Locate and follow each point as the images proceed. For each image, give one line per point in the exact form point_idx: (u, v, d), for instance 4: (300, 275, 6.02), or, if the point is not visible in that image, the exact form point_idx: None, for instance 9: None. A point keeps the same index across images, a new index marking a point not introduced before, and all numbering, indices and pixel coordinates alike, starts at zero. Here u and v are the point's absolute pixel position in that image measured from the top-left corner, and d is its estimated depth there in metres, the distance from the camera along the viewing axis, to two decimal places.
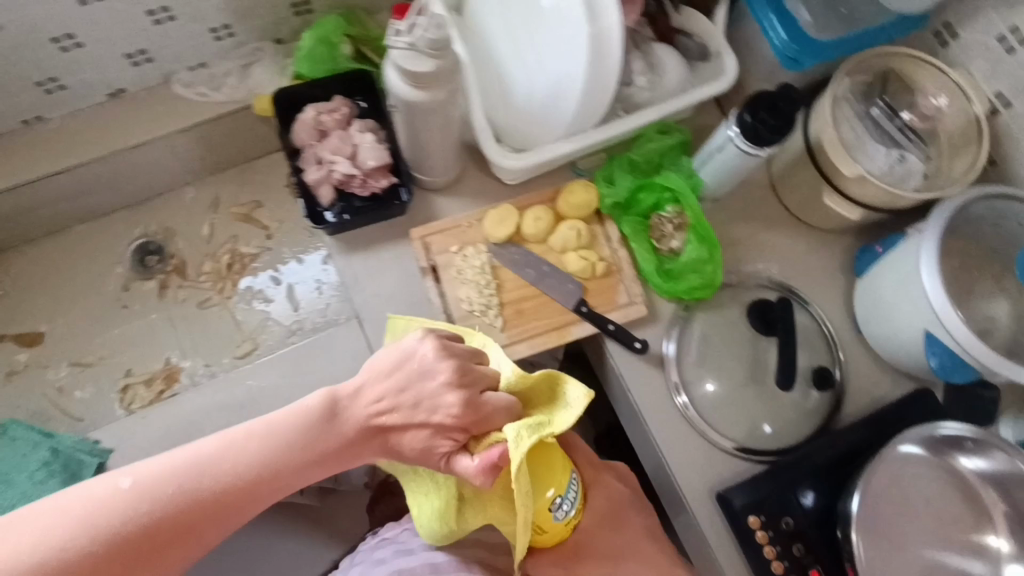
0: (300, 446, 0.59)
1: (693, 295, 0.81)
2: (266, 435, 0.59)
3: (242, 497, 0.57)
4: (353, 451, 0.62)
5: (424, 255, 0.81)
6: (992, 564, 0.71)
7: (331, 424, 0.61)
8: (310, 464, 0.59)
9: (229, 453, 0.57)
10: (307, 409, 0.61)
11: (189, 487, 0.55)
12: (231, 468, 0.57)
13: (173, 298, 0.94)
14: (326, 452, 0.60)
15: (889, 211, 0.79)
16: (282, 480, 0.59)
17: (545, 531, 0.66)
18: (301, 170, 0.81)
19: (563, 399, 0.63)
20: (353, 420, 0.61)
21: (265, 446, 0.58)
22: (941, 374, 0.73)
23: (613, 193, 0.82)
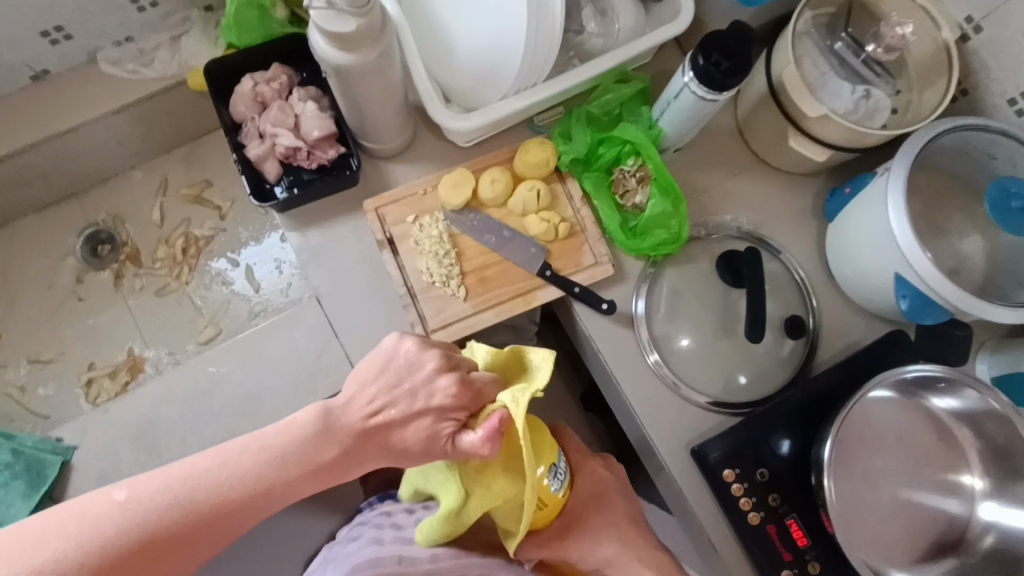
0: (293, 456, 0.54)
1: (659, 251, 0.79)
2: (259, 447, 0.54)
3: (232, 513, 0.53)
4: (351, 458, 0.56)
5: (380, 227, 0.78)
6: (966, 501, 0.71)
7: (329, 430, 0.56)
8: (303, 476, 0.55)
9: (217, 467, 0.53)
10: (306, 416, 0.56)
11: (183, 499, 0.52)
12: (221, 484, 0.53)
13: (130, 287, 0.98)
14: (322, 463, 0.55)
15: (858, 150, 0.76)
16: (274, 493, 0.54)
17: (544, 508, 0.65)
18: (244, 145, 0.79)
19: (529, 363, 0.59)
20: (348, 427, 0.56)
21: (257, 457, 0.54)
22: (912, 315, 0.72)
23: (571, 150, 0.79)
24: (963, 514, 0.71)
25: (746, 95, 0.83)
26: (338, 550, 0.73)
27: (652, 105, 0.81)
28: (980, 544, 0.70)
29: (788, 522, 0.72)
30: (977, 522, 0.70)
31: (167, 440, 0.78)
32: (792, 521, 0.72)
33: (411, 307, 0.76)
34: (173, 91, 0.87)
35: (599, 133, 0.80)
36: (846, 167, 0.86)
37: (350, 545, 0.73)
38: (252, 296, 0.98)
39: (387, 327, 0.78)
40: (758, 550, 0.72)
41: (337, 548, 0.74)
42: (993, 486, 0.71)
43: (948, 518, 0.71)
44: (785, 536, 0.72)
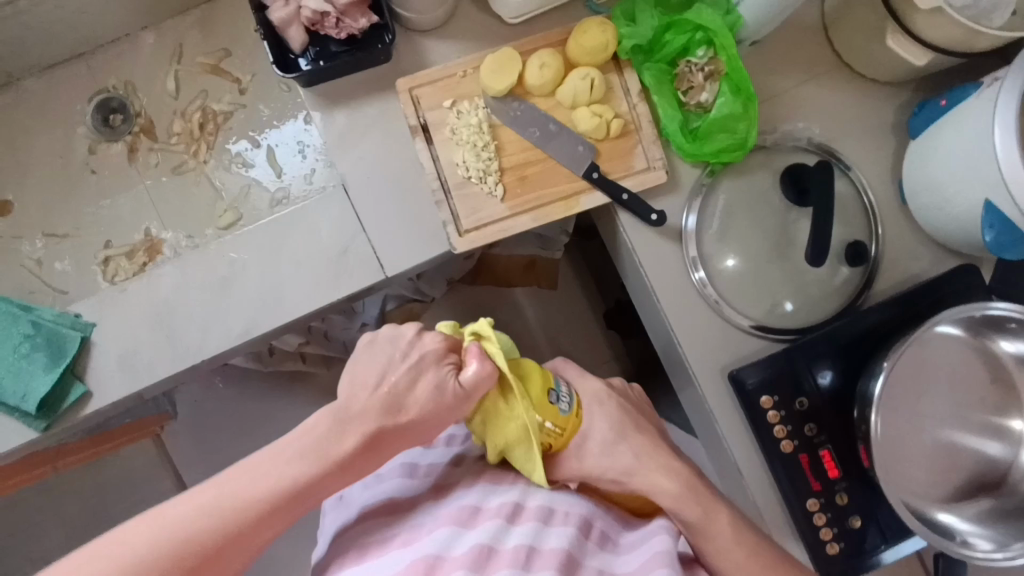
0: (311, 455, 0.56)
1: (720, 159, 0.72)
2: (280, 451, 0.56)
3: (261, 526, 0.54)
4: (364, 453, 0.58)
5: (414, 111, 0.70)
6: (1012, 445, 0.68)
7: (339, 431, 0.57)
8: (331, 469, 0.56)
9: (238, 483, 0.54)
10: (317, 428, 0.57)
11: (216, 512, 0.52)
12: (242, 498, 0.53)
13: (145, 163, 0.93)
14: (344, 454, 0.57)
15: (966, 56, 0.66)
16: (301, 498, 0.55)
17: (560, 433, 0.62)
18: (266, 7, 0.70)
19: None
20: (361, 419, 0.58)
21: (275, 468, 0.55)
22: (993, 249, 0.65)
23: (633, 34, 0.70)
24: (1006, 458, 0.68)
25: None
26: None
27: None
28: (1021, 488, 0.67)
29: (821, 452, 0.70)
30: (1019, 467, 0.67)
31: (187, 331, 0.74)
32: (825, 451, 0.70)
33: (443, 204, 0.70)
34: None
35: (666, 16, 0.70)
36: (940, 77, 0.76)
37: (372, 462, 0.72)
38: (274, 183, 0.92)
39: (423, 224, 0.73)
40: (787, 478, 0.70)
41: None
42: None
43: (988, 462, 0.69)
44: (817, 467, 0.70)
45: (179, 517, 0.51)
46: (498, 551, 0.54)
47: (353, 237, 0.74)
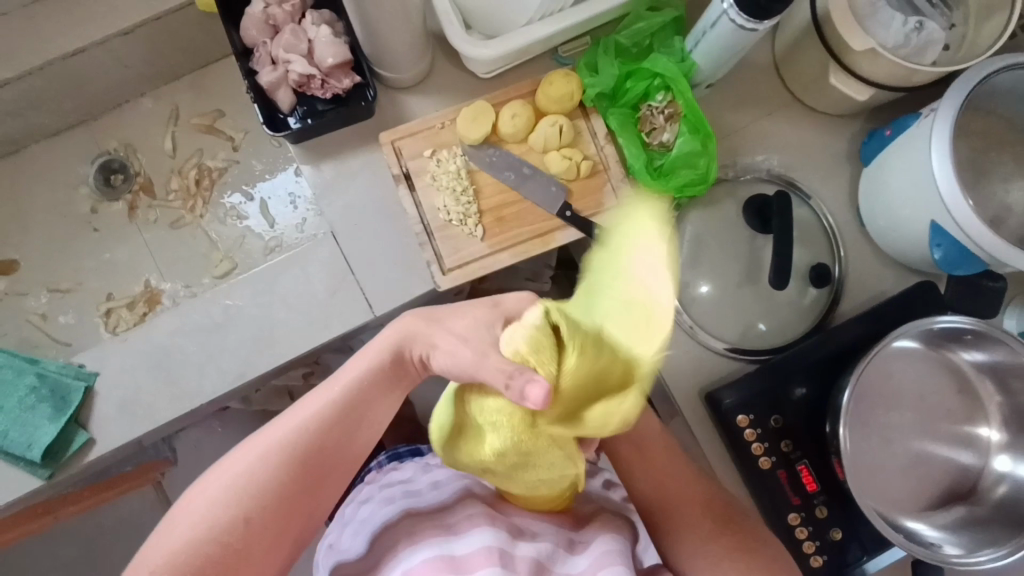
0: (345, 400, 0.59)
1: (685, 193, 0.76)
2: (316, 404, 0.60)
3: (313, 474, 0.59)
4: (381, 390, 0.61)
5: (396, 161, 0.75)
6: (981, 453, 0.71)
7: (353, 380, 0.60)
8: (356, 406, 0.60)
9: (275, 439, 0.58)
10: (334, 380, 0.61)
11: (275, 460, 0.57)
12: (283, 452, 0.58)
13: (144, 218, 0.98)
14: (369, 390, 0.60)
15: (904, 90, 0.72)
16: (341, 444, 0.60)
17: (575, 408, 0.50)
18: (255, 72, 0.75)
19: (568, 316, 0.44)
20: (381, 359, 0.60)
21: (305, 421, 0.59)
22: (944, 266, 0.69)
23: (597, 83, 0.75)
24: (977, 465, 0.71)
25: (788, 27, 0.77)
26: (353, 513, 0.79)
27: (685, 36, 0.76)
28: (992, 494, 0.70)
29: (798, 467, 0.73)
30: (990, 473, 0.71)
31: (184, 373, 0.77)
32: (802, 466, 0.73)
33: (426, 246, 0.75)
34: (180, 11, 0.83)
35: (626, 65, 0.76)
36: (887, 108, 0.82)
37: (362, 509, 0.77)
38: (267, 233, 0.96)
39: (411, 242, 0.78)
40: (767, 493, 0.73)
41: (351, 510, 0.80)
42: (1011, 440, 0.70)
43: (959, 469, 0.71)
44: (795, 481, 0.73)
45: (235, 473, 0.57)
46: (462, 561, 0.61)
47: (343, 277, 0.78)
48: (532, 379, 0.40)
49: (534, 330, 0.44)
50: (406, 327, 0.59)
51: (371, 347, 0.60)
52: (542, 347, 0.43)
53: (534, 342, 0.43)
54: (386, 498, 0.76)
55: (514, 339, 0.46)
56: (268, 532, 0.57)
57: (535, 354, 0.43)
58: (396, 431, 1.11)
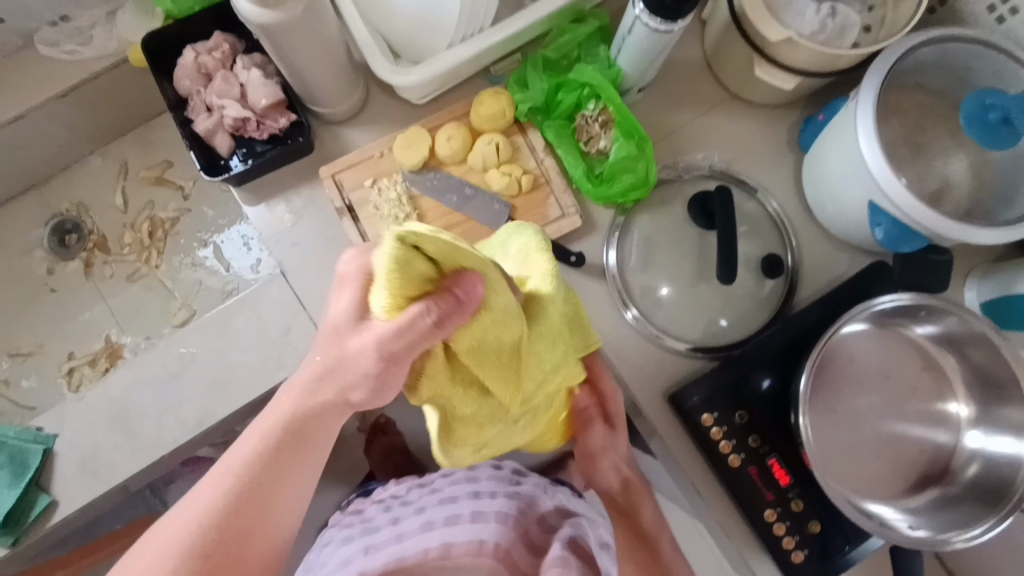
0: (249, 481, 0.52)
1: (628, 196, 0.77)
2: (215, 491, 0.52)
3: (225, 566, 0.50)
4: (287, 462, 0.52)
5: (338, 194, 0.76)
6: (952, 430, 0.70)
7: (251, 456, 0.52)
8: (261, 485, 0.52)
9: (183, 526, 0.50)
10: (229, 459, 0.53)
11: (181, 558, 0.49)
12: (182, 546, 0.49)
13: (101, 275, 0.99)
14: (273, 462, 0.52)
15: (831, 75, 0.72)
16: (253, 526, 0.52)
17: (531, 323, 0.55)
18: (191, 121, 0.76)
19: (403, 261, 0.41)
20: (279, 429, 0.52)
21: (204, 508, 0.51)
22: (889, 244, 0.69)
23: (528, 98, 0.76)
24: (948, 443, 0.70)
25: (712, 26, 0.79)
26: (316, 556, 0.82)
27: (610, 44, 0.78)
28: (964, 473, 0.68)
29: (769, 462, 0.72)
30: (963, 451, 0.69)
31: (143, 426, 0.77)
32: (773, 460, 0.72)
33: None
34: (115, 70, 0.85)
35: (556, 78, 0.77)
36: (821, 94, 0.82)
37: (322, 552, 0.81)
38: (224, 276, 0.97)
39: (327, 253, 0.77)
40: (741, 492, 0.72)
41: (318, 553, 0.82)
42: (980, 414, 0.69)
43: (933, 449, 0.70)
44: (768, 477, 0.72)
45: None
46: None
47: (291, 313, 0.78)
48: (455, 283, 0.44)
49: (386, 274, 0.42)
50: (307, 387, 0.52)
51: (268, 411, 0.53)
52: (421, 282, 0.43)
53: (404, 271, 0.42)
54: (343, 538, 0.80)
55: (377, 302, 0.45)
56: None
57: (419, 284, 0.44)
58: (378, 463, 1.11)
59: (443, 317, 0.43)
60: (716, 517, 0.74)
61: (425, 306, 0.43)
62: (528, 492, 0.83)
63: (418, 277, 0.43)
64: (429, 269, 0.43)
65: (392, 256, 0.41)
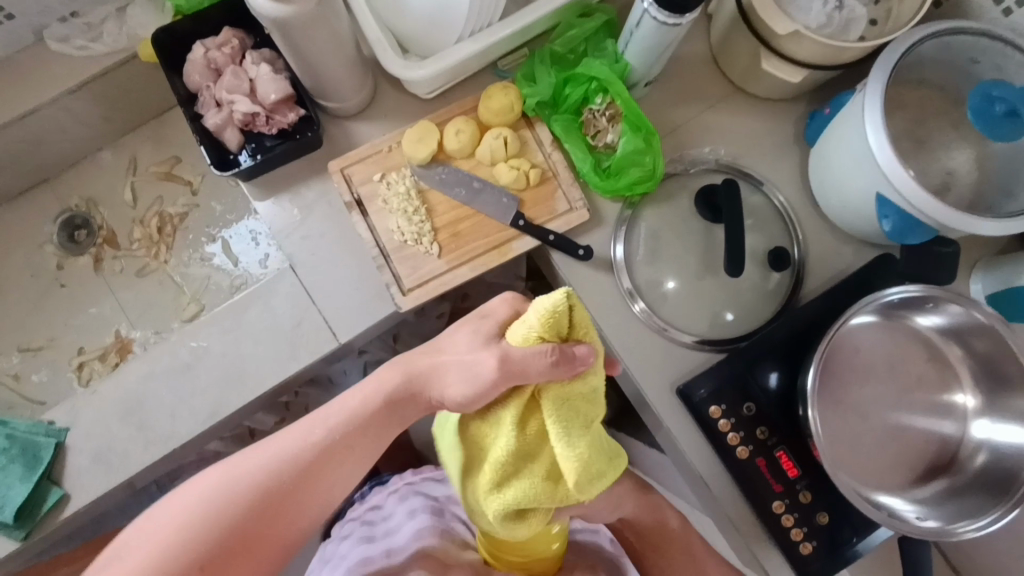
0: (345, 424, 0.62)
1: (635, 190, 0.77)
2: (319, 426, 0.62)
3: (281, 504, 0.60)
4: (365, 432, 0.63)
5: (347, 188, 0.76)
6: (958, 420, 0.71)
7: (353, 407, 0.63)
8: (354, 430, 0.62)
9: (278, 449, 0.61)
10: (333, 404, 0.64)
11: (271, 472, 0.60)
12: (276, 465, 0.60)
13: (111, 269, 0.99)
14: (372, 416, 0.63)
15: (836, 69, 0.73)
16: (338, 461, 0.62)
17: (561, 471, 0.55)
18: (201, 116, 0.77)
19: (558, 313, 0.51)
20: (387, 388, 0.63)
21: (279, 452, 0.61)
22: (896, 237, 0.69)
23: (535, 93, 0.77)
24: (954, 434, 0.70)
25: (719, 20, 0.79)
26: (333, 550, 0.82)
27: (617, 39, 0.78)
28: (972, 462, 0.69)
29: (777, 454, 0.72)
30: (969, 441, 0.70)
31: (156, 419, 0.77)
32: (780, 452, 0.72)
33: (384, 268, 0.75)
34: (125, 66, 0.86)
35: (563, 72, 0.78)
36: (826, 89, 0.83)
37: (341, 546, 0.81)
38: (233, 271, 0.98)
39: (341, 248, 0.78)
40: (749, 483, 0.72)
41: (333, 546, 0.83)
42: (986, 403, 0.70)
43: (940, 440, 0.71)
44: (775, 468, 0.72)
45: (208, 491, 0.59)
46: None
47: (303, 306, 0.78)
48: (573, 349, 0.52)
49: (542, 313, 0.52)
50: (412, 364, 0.63)
51: (375, 377, 0.64)
52: (560, 330, 0.52)
53: (552, 320, 0.52)
54: (362, 537, 0.81)
55: (518, 331, 0.55)
56: (229, 561, 0.58)
57: (554, 331, 0.52)
58: (386, 459, 1.11)
59: (560, 360, 0.51)
60: (725, 509, 0.75)
61: (550, 349, 0.51)
62: None
63: (562, 329, 0.52)
64: (563, 324, 0.52)
65: (556, 302, 0.51)
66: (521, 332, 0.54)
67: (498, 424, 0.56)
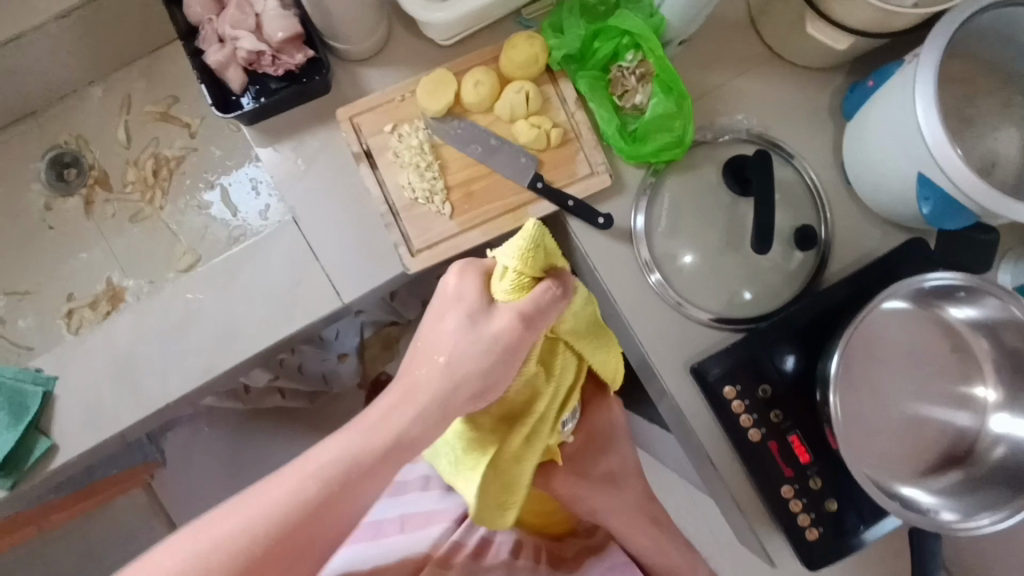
0: (344, 469, 0.50)
1: (661, 157, 0.73)
2: (313, 473, 0.49)
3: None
4: (367, 482, 0.50)
5: (356, 138, 0.72)
6: (978, 414, 0.69)
7: (354, 446, 0.51)
8: (356, 474, 0.50)
9: (266, 505, 0.48)
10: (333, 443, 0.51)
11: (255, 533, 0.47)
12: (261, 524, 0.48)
13: (102, 214, 0.95)
14: (377, 456, 0.51)
15: (885, 36, 0.68)
16: (335, 516, 0.49)
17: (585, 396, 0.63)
18: (202, 51, 0.71)
19: (540, 243, 0.49)
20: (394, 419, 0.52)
21: (264, 507, 0.48)
22: (934, 220, 0.66)
23: (562, 45, 0.72)
24: (973, 427, 0.68)
25: None
26: None
27: None
28: (989, 456, 0.67)
29: (789, 438, 0.70)
30: (987, 435, 0.68)
31: (147, 375, 0.74)
32: (793, 436, 0.70)
33: (393, 227, 0.71)
34: None
35: (593, 25, 0.73)
36: (868, 59, 0.78)
37: None
38: (230, 221, 0.93)
39: (346, 203, 0.74)
40: (758, 467, 0.70)
41: None
42: (1008, 397, 0.68)
43: (958, 432, 0.69)
44: (786, 453, 0.70)
45: (168, 563, 0.46)
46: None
47: (304, 262, 0.74)
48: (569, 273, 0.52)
49: (524, 253, 0.49)
50: (425, 392, 0.52)
51: (381, 406, 0.52)
52: (549, 264, 0.51)
53: (538, 253, 0.49)
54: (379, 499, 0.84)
55: (500, 288, 0.52)
56: None
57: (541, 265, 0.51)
58: None
59: (563, 287, 0.51)
60: (730, 491, 0.73)
61: (551, 283, 0.51)
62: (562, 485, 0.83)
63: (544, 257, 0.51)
64: (547, 254, 0.50)
65: (534, 235, 0.48)
66: (503, 284, 0.51)
67: (539, 385, 0.57)
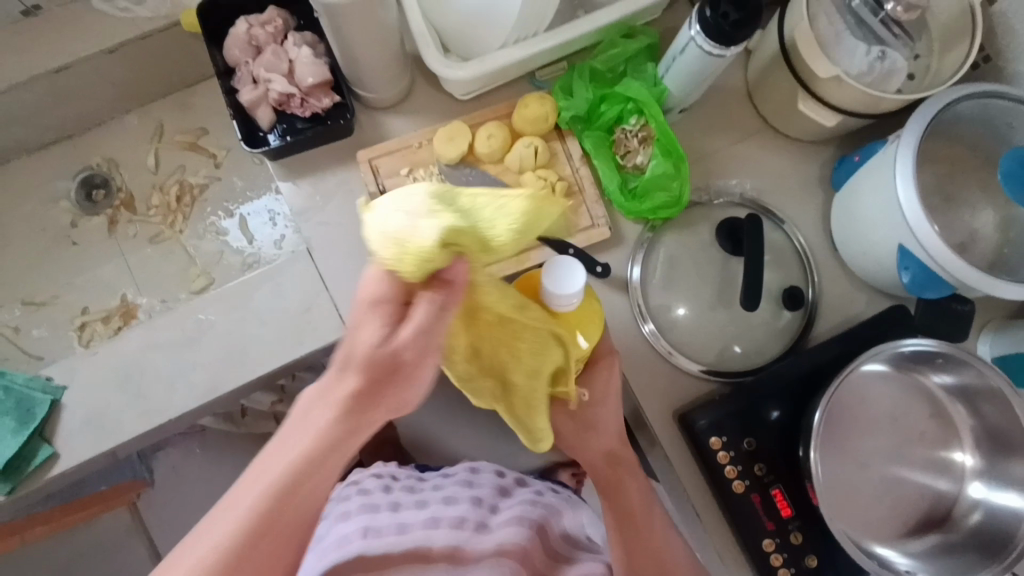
0: (295, 470, 0.47)
1: (659, 214, 0.77)
2: (264, 485, 0.47)
3: None
4: (322, 473, 0.48)
5: (373, 179, 0.76)
6: (955, 479, 0.71)
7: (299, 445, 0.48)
8: (306, 473, 0.47)
9: (224, 529, 0.46)
10: (279, 447, 0.49)
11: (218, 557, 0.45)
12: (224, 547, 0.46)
13: (124, 233, 0.99)
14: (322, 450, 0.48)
15: (870, 117, 0.73)
16: (296, 519, 0.47)
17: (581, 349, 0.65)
18: (236, 90, 0.77)
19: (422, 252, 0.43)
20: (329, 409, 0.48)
21: (221, 532, 0.47)
22: (914, 289, 0.69)
23: (571, 106, 0.77)
24: (950, 491, 0.70)
25: (760, 56, 0.79)
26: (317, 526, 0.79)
27: (657, 62, 0.78)
28: (965, 521, 0.69)
29: (772, 492, 0.72)
30: (964, 500, 0.70)
31: (153, 390, 0.76)
32: (776, 490, 0.72)
33: None
34: (165, 33, 0.86)
35: (600, 90, 0.78)
36: (857, 136, 0.83)
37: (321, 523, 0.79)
38: (246, 248, 0.97)
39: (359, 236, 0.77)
40: (741, 518, 0.72)
41: None
42: (984, 464, 0.70)
43: (935, 496, 0.71)
44: (769, 506, 0.72)
45: None
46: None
47: (314, 287, 0.78)
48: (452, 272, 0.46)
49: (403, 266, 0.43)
50: (341, 383, 0.48)
51: (318, 399, 0.49)
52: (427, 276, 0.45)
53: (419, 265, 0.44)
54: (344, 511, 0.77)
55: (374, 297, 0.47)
56: None
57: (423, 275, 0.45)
58: None
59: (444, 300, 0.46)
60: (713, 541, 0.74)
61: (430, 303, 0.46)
62: (552, 503, 0.81)
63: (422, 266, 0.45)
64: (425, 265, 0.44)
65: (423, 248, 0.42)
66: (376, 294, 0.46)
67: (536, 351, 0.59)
